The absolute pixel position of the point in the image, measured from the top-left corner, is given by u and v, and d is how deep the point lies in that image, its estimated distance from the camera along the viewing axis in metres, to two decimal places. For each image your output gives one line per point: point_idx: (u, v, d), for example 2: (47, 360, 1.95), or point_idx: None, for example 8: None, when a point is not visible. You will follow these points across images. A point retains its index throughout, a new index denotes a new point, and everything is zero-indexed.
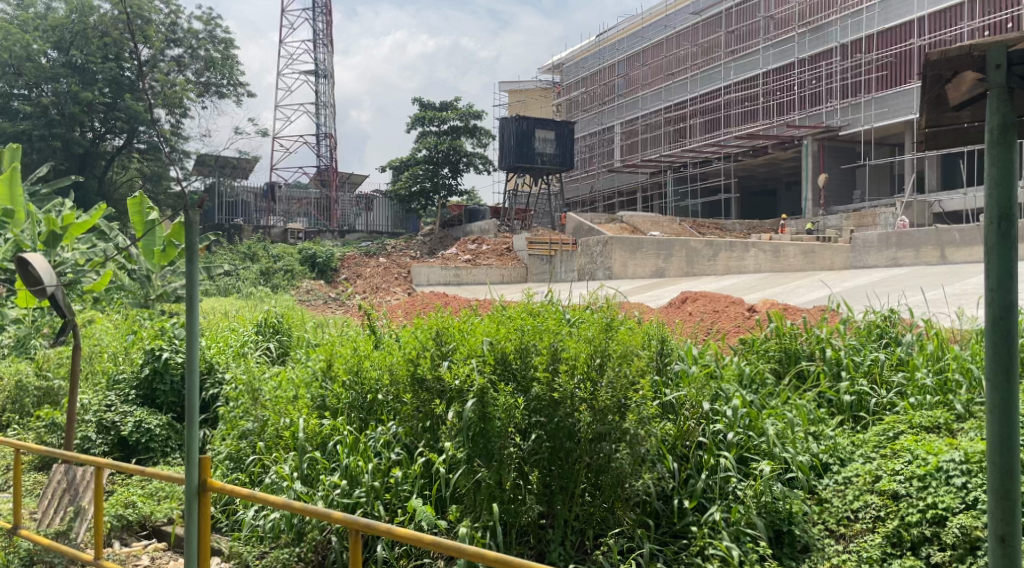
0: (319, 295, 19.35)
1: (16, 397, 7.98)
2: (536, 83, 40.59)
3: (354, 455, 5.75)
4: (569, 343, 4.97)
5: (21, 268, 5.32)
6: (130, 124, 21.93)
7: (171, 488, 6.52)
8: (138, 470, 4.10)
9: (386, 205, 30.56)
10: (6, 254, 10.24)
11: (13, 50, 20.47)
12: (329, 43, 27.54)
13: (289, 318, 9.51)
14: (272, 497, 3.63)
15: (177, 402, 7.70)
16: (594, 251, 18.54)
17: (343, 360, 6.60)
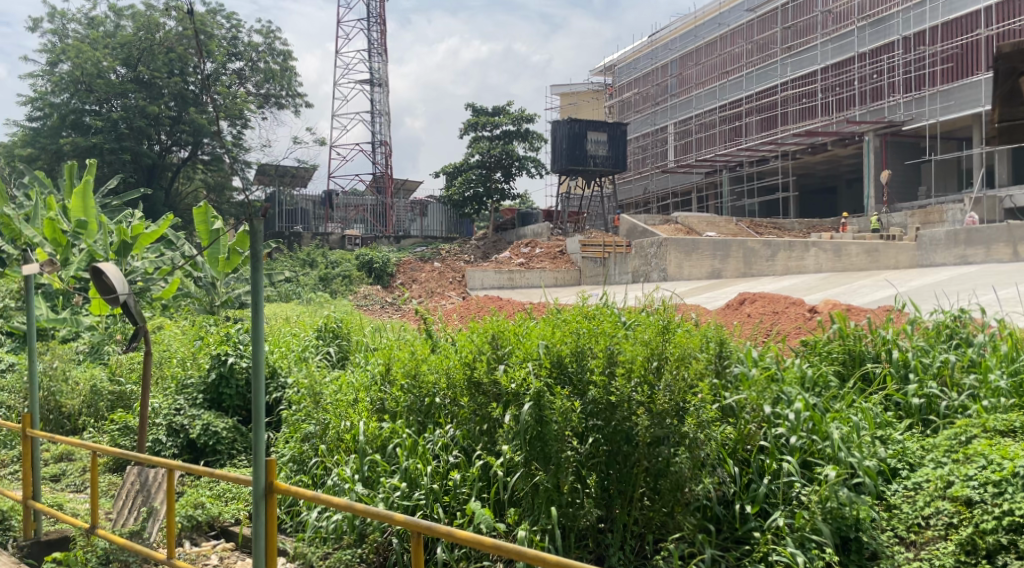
0: (376, 300, 19.66)
1: (91, 401, 8.31)
2: (588, 85, 40.45)
3: (414, 458, 5.83)
4: (626, 346, 4.96)
5: (96, 276, 5.59)
6: (194, 137, 22.57)
7: (238, 490, 6.74)
8: (207, 472, 4.19)
9: (441, 211, 30.72)
10: (81, 264, 10.67)
11: (84, 67, 21.28)
12: (383, 52, 27.95)
13: (348, 322, 9.66)
14: (335, 498, 3.69)
15: (242, 406, 7.93)
16: (648, 253, 18.39)
17: (401, 364, 6.68)
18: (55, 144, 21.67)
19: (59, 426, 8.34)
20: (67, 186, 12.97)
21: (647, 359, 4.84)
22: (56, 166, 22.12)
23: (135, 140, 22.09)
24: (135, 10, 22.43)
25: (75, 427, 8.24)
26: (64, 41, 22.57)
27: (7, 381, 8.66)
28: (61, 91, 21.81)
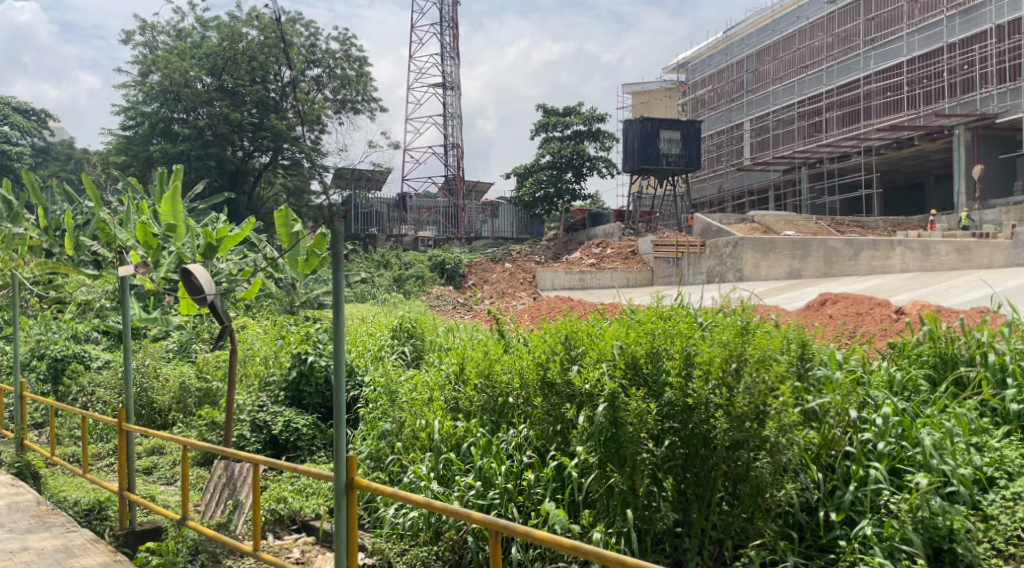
0: (448, 300, 19.90)
1: (180, 398, 8.71)
2: (661, 82, 39.97)
3: (488, 457, 5.86)
4: (703, 348, 4.87)
5: (186, 277, 5.85)
6: (275, 142, 23.24)
7: (318, 485, 6.94)
8: (290, 466, 4.32)
9: (511, 212, 30.93)
10: (170, 265, 11.19)
11: (173, 77, 22.11)
12: (456, 55, 28.21)
13: (423, 322, 9.80)
14: (414, 495, 3.75)
15: (323, 404, 8.17)
16: (723, 253, 18.01)
17: (474, 364, 6.75)
18: (146, 152, 22.69)
19: (151, 421, 8.72)
20: (158, 191, 13.62)
21: (726, 361, 4.72)
22: (147, 172, 23.12)
23: (220, 146, 22.94)
24: (219, 21, 23.24)
25: (164, 422, 8.60)
26: (154, 53, 23.60)
27: (103, 377, 9.10)
28: (151, 100, 22.91)
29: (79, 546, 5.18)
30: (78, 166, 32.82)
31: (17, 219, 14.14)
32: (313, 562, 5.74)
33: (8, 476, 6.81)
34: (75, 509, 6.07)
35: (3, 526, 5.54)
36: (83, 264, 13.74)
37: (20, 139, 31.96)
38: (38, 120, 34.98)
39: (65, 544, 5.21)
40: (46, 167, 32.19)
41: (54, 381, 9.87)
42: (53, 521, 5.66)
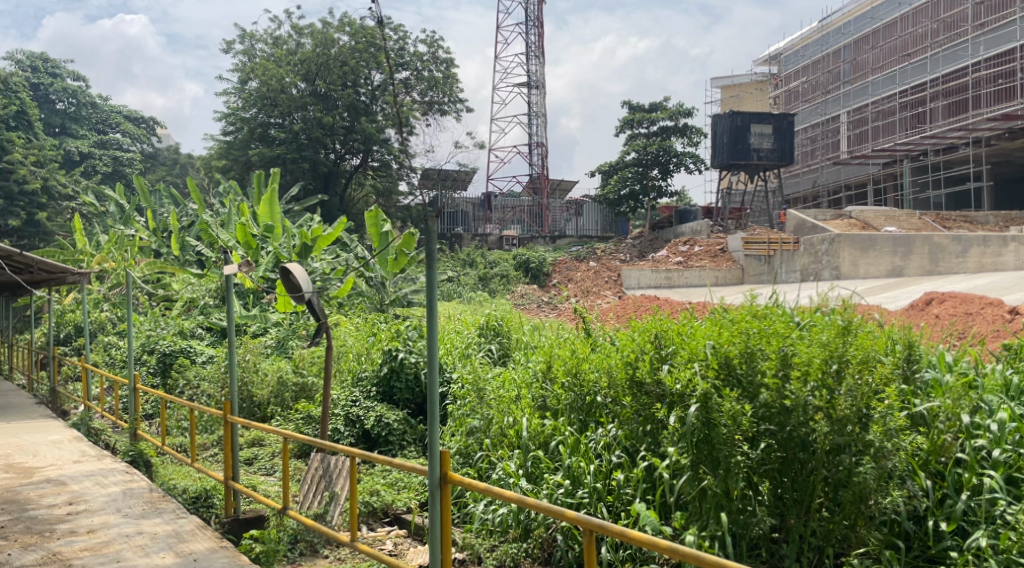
0: (533, 299, 19.95)
1: (278, 391, 9.12)
2: (751, 76, 38.97)
3: (577, 456, 5.84)
4: (801, 348, 4.73)
5: (284, 276, 6.09)
6: (365, 144, 23.84)
7: (408, 480, 7.11)
8: (383, 460, 4.39)
9: (596, 210, 30.68)
10: (268, 264, 11.69)
11: (270, 84, 23.06)
12: (541, 54, 28.16)
13: (509, 320, 9.87)
14: (504, 491, 3.74)
15: (412, 399, 8.37)
16: (819, 250, 17.38)
17: (562, 363, 6.73)
18: (245, 156, 23.65)
19: (250, 414, 9.01)
20: (256, 194, 14.22)
21: (826, 362, 4.63)
22: (246, 175, 24.08)
23: (314, 149, 23.67)
24: (313, 28, 23.92)
25: (263, 415, 8.93)
26: (252, 60, 24.56)
27: (207, 371, 9.55)
28: (250, 106, 23.89)
29: (189, 532, 5.43)
30: (183, 170, 34.53)
31: (129, 221, 15.00)
32: (405, 554, 5.85)
33: (124, 463, 7.21)
34: (184, 496, 6.36)
35: (119, 511, 5.87)
36: (188, 264, 14.51)
37: (130, 146, 33.86)
38: (147, 127, 36.94)
39: (176, 530, 5.47)
40: (154, 172, 34.00)
41: (163, 374, 10.44)
42: (164, 507, 5.95)
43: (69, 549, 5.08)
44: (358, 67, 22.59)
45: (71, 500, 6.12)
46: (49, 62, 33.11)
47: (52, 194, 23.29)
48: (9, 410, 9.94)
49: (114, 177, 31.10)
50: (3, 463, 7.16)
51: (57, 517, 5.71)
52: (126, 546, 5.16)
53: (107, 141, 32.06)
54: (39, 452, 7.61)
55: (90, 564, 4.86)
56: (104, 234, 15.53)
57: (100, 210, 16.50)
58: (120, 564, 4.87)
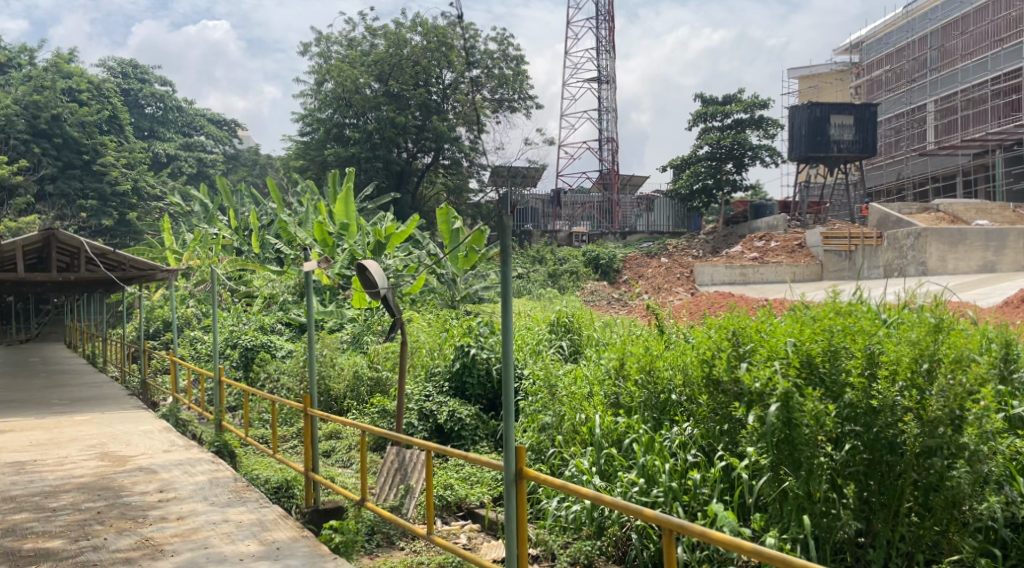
0: (603, 296, 19.82)
1: (354, 385, 9.33)
2: (831, 65, 37.77)
3: (650, 455, 5.71)
4: (889, 346, 4.71)
5: (361, 272, 6.21)
6: (436, 143, 24.11)
7: (481, 475, 7.18)
8: (456, 453, 4.36)
9: (667, 205, 30.15)
10: (344, 261, 12.00)
11: (345, 85, 23.30)
12: (612, 49, 27.75)
13: (580, 317, 9.86)
14: (579, 488, 3.63)
15: (484, 395, 8.45)
16: (904, 246, 16.73)
17: (635, 360, 6.65)
18: (322, 156, 24.23)
19: (328, 407, 9.23)
20: (332, 193, 14.60)
21: (917, 361, 4.52)
22: (323, 175, 24.68)
23: (387, 149, 24.10)
24: (387, 29, 24.23)
25: (340, 409, 9.13)
26: (328, 62, 25.10)
27: (287, 365, 9.86)
28: (326, 107, 24.32)
29: (271, 522, 5.60)
30: (262, 170, 35.61)
31: (212, 221, 15.84)
32: (479, 548, 5.89)
33: (210, 453, 7.48)
34: (267, 486, 6.64)
35: (206, 499, 6.09)
36: (268, 262, 14.86)
37: (214, 147, 35.11)
38: (229, 129, 38.20)
39: (260, 519, 5.66)
40: (235, 172, 35.18)
41: (245, 368, 10.80)
42: (248, 496, 6.16)
43: (160, 535, 5.28)
44: (429, 66, 23.33)
45: (162, 488, 6.39)
46: (138, 69, 34.82)
47: (142, 195, 24.41)
48: (103, 400, 10.46)
49: (198, 177, 32.39)
50: (99, 452, 7.52)
51: (149, 504, 5.96)
52: (212, 533, 5.34)
53: (192, 143, 33.35)
54: (131, 441, 7.97)
55: (181, 549, 5.03)
56: (189, 233, 16.17)
57: (186, 210, 17.17)
58: (208, 550, 5.04)
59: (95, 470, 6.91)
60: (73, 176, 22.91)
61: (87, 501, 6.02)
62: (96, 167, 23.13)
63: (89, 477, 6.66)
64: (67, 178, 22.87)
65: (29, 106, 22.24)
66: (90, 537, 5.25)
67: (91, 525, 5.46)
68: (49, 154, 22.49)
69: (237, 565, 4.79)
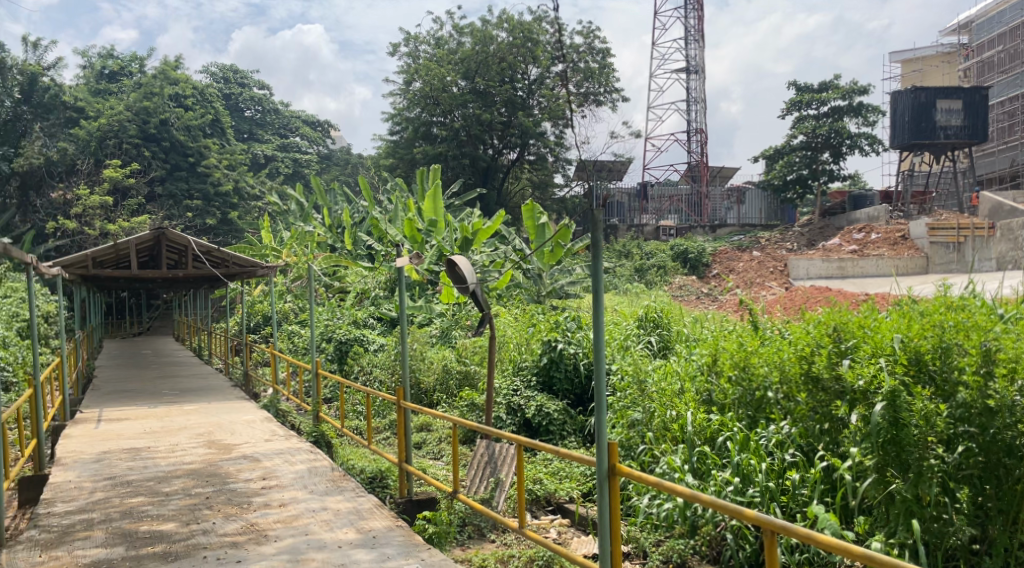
0: (692, 291, 19.48)
1: (443, 379, 9.48)
2: (937, 47, 35.82)
3: (745, 454, 5.54)
4: (1007, 343, 4.38)
5: (451, 268, 6.32)
6: (522, 138, 24.18)
7: (570, 470, 7.19)
8: (544, 447, 4.28)
9: (759, 197, 29.31)
10: (433, 257, 12.25)
11: (433, 83, 23.72)
12: (700, 37, 26.94)
13: (669, 312, 9.74)
14: (673, 486, 3.44)
15: (572, 390, 8.43)
16: (1019, 236, 15.79)
17: (728, 355, 6.47)
18: (411, 154, 24.65)
19: (418, 400, 9.43)
20: (421, 191, 14.90)
21: None
22: (411, 172, 25.15)
23: (473, 145, 24.45)
24: (473, 27, 24.45)
25: (429, 401, 9.30)
26: (417, 62, 25.55)
27: (379, 359, 10.16)
28: (414, 106, 24.71)
29: (368, 510, 5.76)
30: (354, 169, 36.61)
31: (308, 218, 16.39)
32: (570, 543, 5.87)
33: (308, 443, 7.78)
34: (361, 476, 6.83)
35: (306, 487, 6.32)
36: (360, 258, 15.26)
37: (309, 148, 36.40)
38: (323, 130, 39.43)
39: (356, 507, 5.82)
40: (329, 171, 36.40)
41: (339, 361, 11.19)
42: (345, 485, 6.36)
43: (264, 521, 5.51)
44: (516, 62, 23.43)
45: (265, 475, 6.67)
46: (238, 73, 36.50)
47: (242, 194, 25.53)
48: (209, 391, 11.02)
49: (295, 177, 33.67)
50: (206, 440, 7.92)
51: (254, 491, 6.23)
52: (313, 520, 5.54)
53: (288, 144, 34.71)
54: (235, 430, 8.36)
55: (283, 535, 5.24)
56: (287, 230, 16.84)
57: (283, 208, 17.86)
58: (309, 536, 5.23)
59: (203, 457, 7.28)
60: (179, 177, 24.19)
61: (197, 486, 6.35)
62: (201, 168, 24.33)
63: (198, 464, 7.03)
64: (175, 179, 24.17)
65: (141, 111, 23.56)
66: (200, 520, 5.53)
67: (201, 510, 5.76)
68: (158, 157, 23.86)
69: (336, 551, 4.96)
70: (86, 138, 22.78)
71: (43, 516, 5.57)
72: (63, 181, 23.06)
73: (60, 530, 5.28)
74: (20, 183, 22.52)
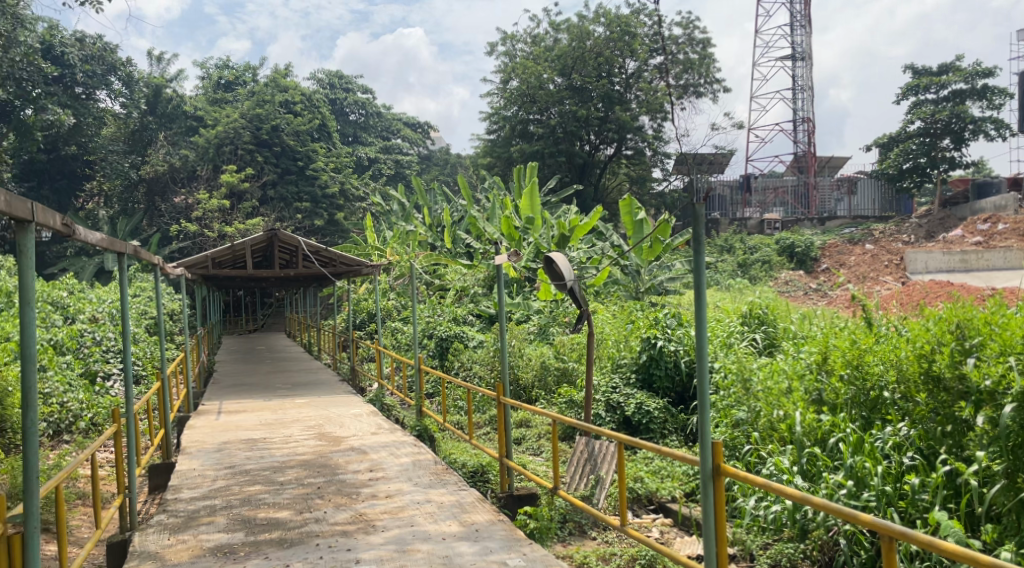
0: (799, 286, 18.76)
1: (542, 375, 9.53)
2: None
3: (860, 456, 5.29)
4: None
5: (548, 265, 6.30)
6: (619, 133, 23.85)
7: (673, 469, 7.07)
8: (643, 444, 4.19)
9: (873, 186, 27.68)
10: (530, 254, 12.35)
11: (529, 81, 23.95)
12: (807, 22, 25.18)
13: (775, 308, 9.44)
14: (782, 487, 3.29)
15: (672, 388, 8.29)
16: None
17: (839, 353, 6.21)
18: (507, 152, 24.80)
19: (517, 396, 9.49)
20: (518, 188, 15.01)
21: None
22: (508, 170, 25.34)
23: (569, 142, 24.35)
24: (570, 22, 24.33)
25: (529, 397, 9.36)
26: (513, 61, 25.70)
27: (479, 354, 10.34)
28: (512, 104, 24.96)
29: (470, 504, 5.86)
30: (453, 169, 37.26)
31: (409, 218, 16.73)
32: (673, 543, 5.81)
33: (413, 436, 8.00)
34: (464, 470, 7.04)
35: (410, 480, 6.48)
36: (459, 256, 15.53)
37: (409, 149, 37.33)
38: (423, 132, 40.28)
39: (459, 501, 5.92)
40: (429, 171, 37.19)
41: (440, 357, 11.43)
42: (448, 479, 6.48)
43: (372, 511, 5.70)
44: (612, 56, 23.28)
45: (372, 467, 6.90)
46: (343, 79, 37.49)
47: (348, 196, 26.31)
48: (320, 385, 11.49)
49: (397, 178, 34.56)
50: (318, 432, 8.26)
51: (361, 482, 6.46)
52: (418, 512, 5.68)
53: (391, 147, 35.66)
54: (344, 423, 8.68)
55: (390, 526, 5.40)
56: (389, 230, 17.33)
57: (386, 208, 18.37)
58: (414, 527, 5.37)
59: (314, 448, 7.61)
60: (290, 181, 25.19)
61: (309, 477, 6.63)
62: (309, 171, 25.19)
63: (310, 454, 7.35)
64: (285, 183, 25.17)
65: (253, 119, 24.80)
66: (312, 509, 5.78)
67: (313, 499, 6.01)
68: (270, 162, 24.89)
69: (441, 543, 5.06)
70: (205, 146, 24.30)
71: (172, 501, 5.97)
72: (184, 186, 24.62)
73: (185, 516, 5.63)
74: (147, 190, 24.61)
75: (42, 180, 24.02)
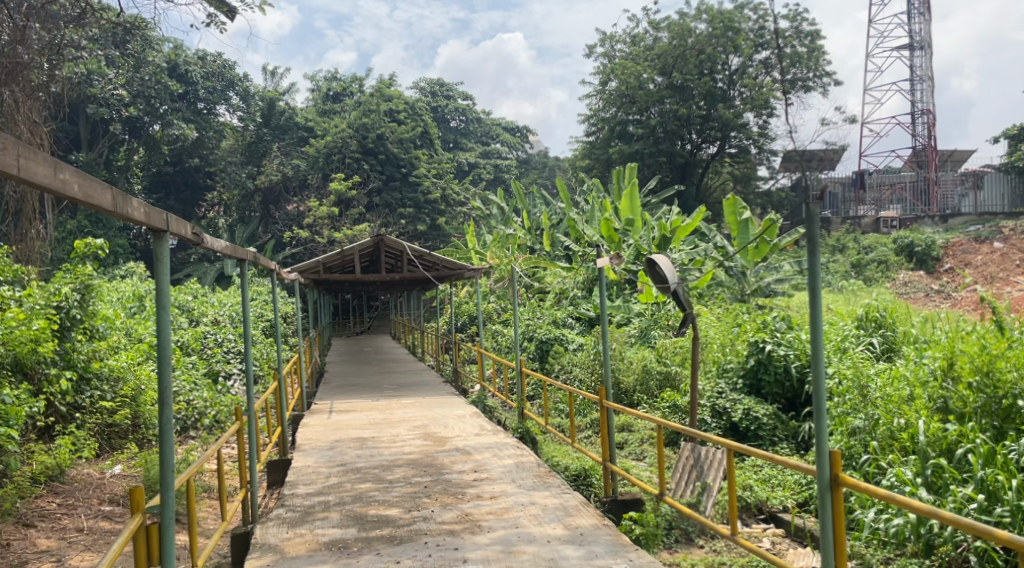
0: (919, 287, 17.79)
1: (644, 379, 9.40)
2: None
3: (992, 469, 4.95)
4: None
5: (651, 267, 6.22)
6: (722, 131, 23.02)
7: (784, 478, 6.82)
8: (753, 450, 4.03)
9: (1001, 180, 25.84)
10: (631, 256, 12.25)
11: (629, 81, 23.82)
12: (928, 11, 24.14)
13: (894, 311, 8.96)
14: (907, 499, 3.09)
15: (782, 394, 8.02)
16: None
17: (967, 359, 5.87)
18: (607, 154, 24.78)
19: (619, 400, 9.40)
20: (616, 189, 15.00)
21: None
22: (607, 172, 25.26)
23: (670, 141, 23.95)
24: (670, 20, 23.99)
25: (631, 401, 9.24)
26: (613, 62, 25.52)
27: (579, 358, 10.34)
28: (611, 106, 24.86)
29: (574, 507, 5.83)
30: (552, 172, 37.38)
31: (509, 221, 16.87)
32: (786, 555, 5.62)
33: (515, 438, 8.07)
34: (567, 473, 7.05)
35: (514, 481, 6.54)
36: (558, 259, 15.60)
37: (508, 153, 37.77)
38: (522, 136, 40.61)
39: (563, 504, 5.91)
40: (528, 175, 37.48)
41: (541, 359, 11.47)
42: (551, 481, 6.49)
43: (478, 511, 5.78)
44: (714, 53, 22.43)
45: (476, 468, 6.99)
46: (444, 86, 38.39)
47: (449, 201, 26.75)
48: (424, 386, 11.74)
49: (496, 183, 34.97)
50: (424, 432, 8.45)
51: (467, 482, 6.55)
52: (522, 514, 5.71)
53: (490, 152, 36.20)
54: (448, 424, 8.85)
55: (495, 526, 5.45)
56: (490, 234, 17.60)
57: (487, 213, 18.63)
58: (519, 529, 5.40)
59: (420, 448, 7.78)
60: (394, 187, 25.94)
61: (416, 476, 6.79)
62: (412, 178, 25.93)
63: (417, 454, 7.53)
64: (390, 189, 25.93)
65: (360, 128, 25.61)
66: (420, 508, 5.91)
67: (420, 498, 6.15)
68: (376, 170, 25.72)
69: (545, 545, 5.07)
70: (315, 155, 25.34)
71: (289, 496, 6.24)
72: (296, 195, 25.83)
73: (302, 510, 5.87)
74: (262, 199, 25.99)
75: (168, 191, 25.80)
